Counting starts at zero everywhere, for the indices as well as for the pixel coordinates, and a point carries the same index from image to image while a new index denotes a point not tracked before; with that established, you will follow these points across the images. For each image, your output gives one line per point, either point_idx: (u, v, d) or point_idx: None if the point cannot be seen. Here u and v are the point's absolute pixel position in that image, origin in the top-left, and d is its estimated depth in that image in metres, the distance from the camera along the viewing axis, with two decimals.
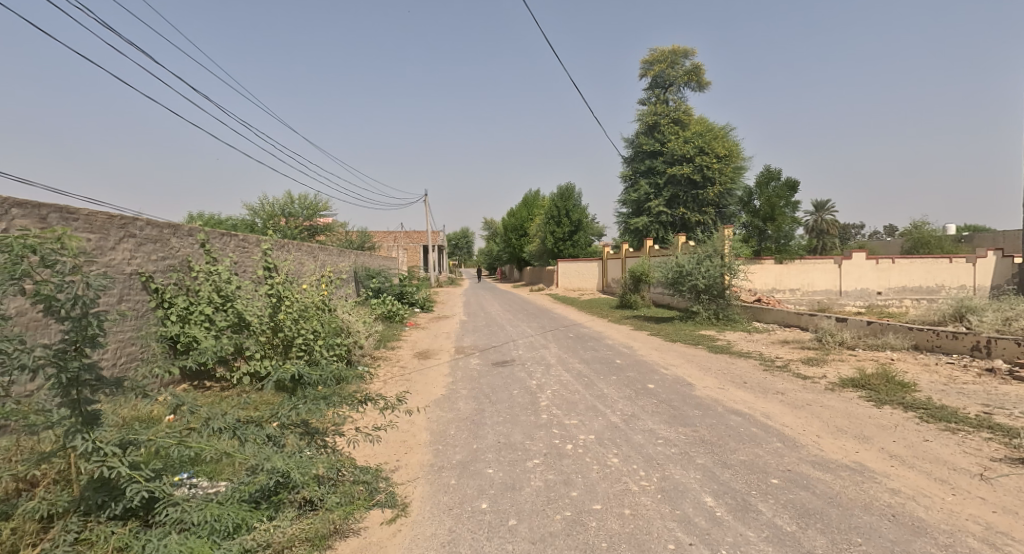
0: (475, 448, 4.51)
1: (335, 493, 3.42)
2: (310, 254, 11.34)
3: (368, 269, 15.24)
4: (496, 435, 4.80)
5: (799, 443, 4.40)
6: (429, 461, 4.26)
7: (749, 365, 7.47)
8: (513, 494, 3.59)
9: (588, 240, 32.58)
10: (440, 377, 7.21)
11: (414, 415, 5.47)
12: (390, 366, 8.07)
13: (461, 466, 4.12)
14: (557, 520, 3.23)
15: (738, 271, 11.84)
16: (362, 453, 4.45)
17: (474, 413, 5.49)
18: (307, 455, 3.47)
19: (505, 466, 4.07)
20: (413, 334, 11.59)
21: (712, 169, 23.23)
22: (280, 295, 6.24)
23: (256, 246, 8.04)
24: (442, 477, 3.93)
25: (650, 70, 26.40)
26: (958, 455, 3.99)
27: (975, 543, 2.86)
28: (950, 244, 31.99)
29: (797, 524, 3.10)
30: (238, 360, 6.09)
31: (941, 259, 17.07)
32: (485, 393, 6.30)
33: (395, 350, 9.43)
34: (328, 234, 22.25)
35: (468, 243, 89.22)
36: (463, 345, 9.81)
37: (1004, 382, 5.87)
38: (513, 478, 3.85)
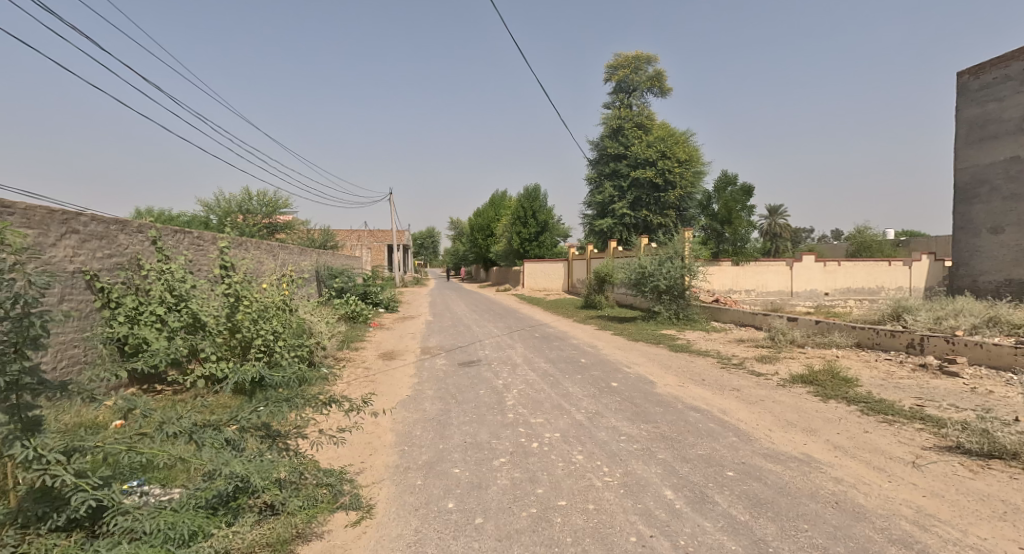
0: (441, 448, 4.57)
1: (298, 496, 3.41)
2: (270, 253, 11.08)
3: (331, 268, 14.96)
4: (463, 434, 4.87)
5: (752, 437, 4.66)
6: (395, 462, 4.30)
7: (706, 363, 7.77)
8: (478, 493, 3.67)
9: (555, 241, 32.85)
10: (406, 378, 7.21)
11: (380, 416, 5.48)
12: (354, 367, 8.00)
13: (427, 466, 4.18)
14: (523, 516, 3.34)
15: (697, 272, 12.25)
16: (325, 455, 4.45)
17: (441, 414, 5.54)
18: (269, 459, 3.45)
19: (471, 465, 4.16)
20: (378, 335, 11.50)
21: (673, 174, 23.92)
22: (239, 295, 6.19)
23: (212, 244, 7.81)
24: (408, 478, 3.98)
25: (614, 75, 26.88)
26: (894, 444, 4.31)
27: (906, 526, 3.10)
28: (889, 249, 34.03)
29: (750, 513, 3.32)
30: (192, 362, 5.99)
31: (880, 263, 18.21)
32: (452, 393, 6.35)
33: (359, 352, 9.31)
34: (289, 232, 21.71)
35: (434, 243, 89.37)
36: (428, 345, 9.79)
37: (935, 377, 6.32)
38: (480, 477, 3.93)
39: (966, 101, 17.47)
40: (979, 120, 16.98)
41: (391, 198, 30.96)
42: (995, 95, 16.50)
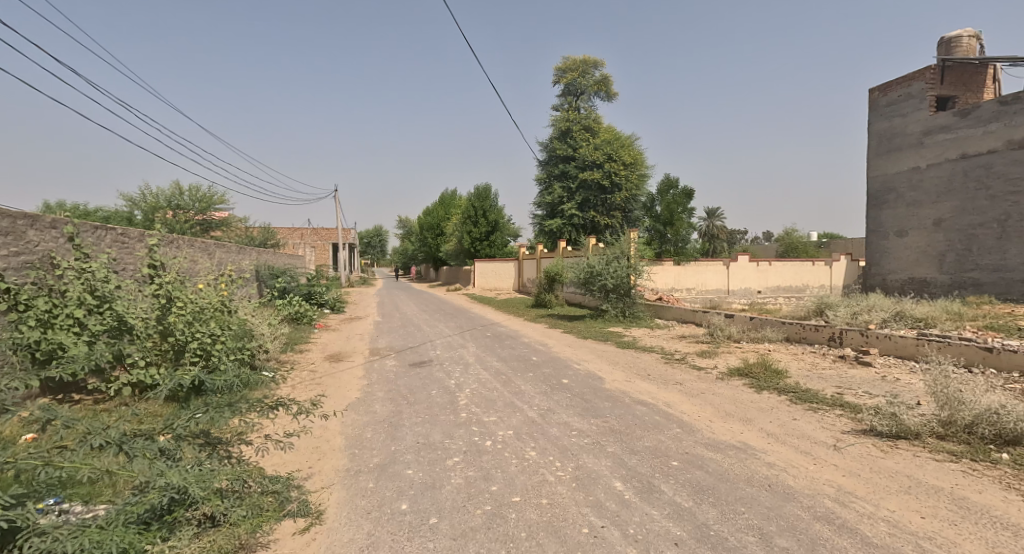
0: (394, 449, 4.59)
1: (241, 506, 3.32)
2: (205, 252, 10.59)
3: (272, 268, 14.44)
4: (416, 435, 4.91)
5: (694, 428, 4.98)
6: (345, 466, 4.29)
7: (651, 359, 8.15)
8: (433, 493, 3.74)
9: (506, 241, 33.05)
10: (355, 380, 7.13)
11: (329, 420, 5.42)
12: (299, 370, 7.81)
13: (379, 469, 4.19)
14: (478, 514, 3.43)
15: (642, 272, 12.75)
16: (270, 461, 4.38)
17: (392, 415, 5.54)
18: (209, 468, 3.35)
19: (424, 466, 4.21)
20: (324, 336, 11.24)
21: (619, 176, 24.67)
22: (171, 296, 6.02)
23: (139, 241, 7.44)
24: (359, 482, 3.98)
25: (562, 78, 27.34)
26: (819, 429, 4.73)
27: (828, 502, 3.41)
28: (813, 249, 36.70)
29: (693, 500, 3.57)
30: (117, 369, 5.58)
31: (806, 263, 19.60)
32: (403, 394, 6.35)
33: (304, 354, 9.07)
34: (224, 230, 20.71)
35: (381, 242, 87.73)
36: (378, 347, 9.67)
37: (852, 366, 6.94)
38: (433, 477, 3.99)
39: (877, 115, 19.04)
40: (887, 133, 18.55)
41: (335, 195, 30.13)
42: (900, 111, 18.09)
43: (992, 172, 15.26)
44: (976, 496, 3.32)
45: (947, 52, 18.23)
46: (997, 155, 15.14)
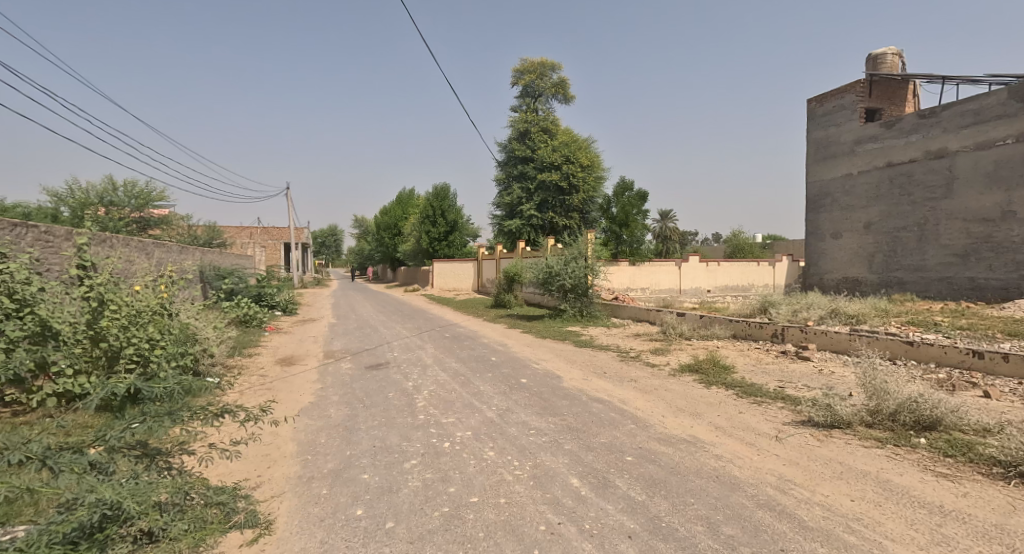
0: (349, 454, 4.52)
1: (182, 519, 3.16)
2: (142, 251, 10.08)
3: (218, 268, 13.89)
4: (372, 439, 4.86)
5: (647, 423, 5.16)
6: (297, 472, 4.16)
7: (608, 357, 8.37)
8: (389, 497, 3.71)
9: (464, 241, 32.96)
10: (308, 384, 6.99)
11: (280, 426, 5.27)
12: (248, 375, 7.56)
13: (334, 474, 4.10)
14: (435, 516, 3.44)
15: (599, 272, 13.02)
16: (215, 472, 4.19)
17: (347, 419, 5.46)
18: (147, 482, 3.12)
19: (381, 470, 4.16)
20: (274, 339, 10.93)
21: (576, 178, 25.06)
22: (104, 299, 5.62)
23: (66, 241, 7.02)
24: (311, 488, 3.88)
25: (520, 80, 27.54)
26: (762, 421, 5.00)
27: (769, 490, 3.63)
28: (758, 250, 38.51)
29: (646, 493, 3.72)
30: (40, 378, 5.31)
31: (752, 263, 20.53)
32: (359, 397, 6.28)
33: (254, 358, 8.79)
34: (163, 229, 19.73)
35: (336, 241, 85.74)
36: (333, 349, 9.48)
37: (793, 361, 7.36)
38: (391, 480, 3.96)
39: (814, 124, 20.16)
40: (823, 141, 19.67)
41: (287, 194, 29.22)
42: (834, 121, 19.22)
43: (915, 179, 16.45)
44: (899, 478, 3.61)
45: (875, 68, 19.57)
46: (918, 163, 16.36)
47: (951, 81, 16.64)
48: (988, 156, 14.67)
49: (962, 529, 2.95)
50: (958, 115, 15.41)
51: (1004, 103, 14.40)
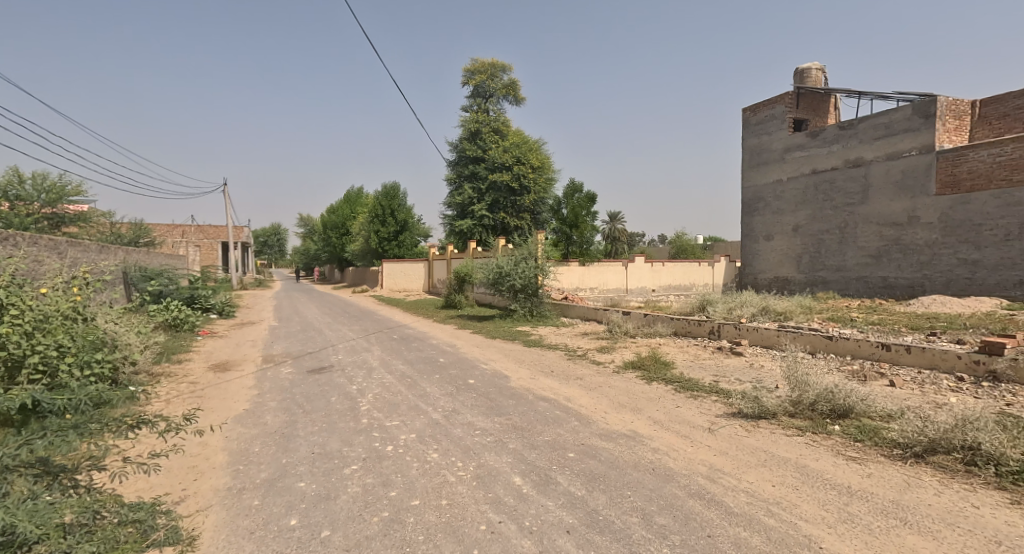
0: (285, 462, 4.38)
1: (91, 541, 2.78)
2: (53, 251, 9.36)
3: (144, 269, 13.10)
4: (310, 445, 4.73)
5: (591, 420, 5.28)
6: (226, 484, 3.99)
7: (555, 356, 8.50)
8: (326, 505, 3.62)
9: (415, 241, 32.58)
10: (244, 391, 6.71)
11: (209, 436, 5.03)
12: (175, 383, 7.17)
13: (267, 484, 3.96)
14: (374, 522, 3.40)
15: (548, 272, 13.18)
16: (133, 488, 3.95)
17: (284, 426, 5.29)
18: (47, 502, 2.79)
19: (318, 477, 4.06)
20: (208, 344, 10.42)
21: (527, 179, 25.26)
22: (4, 304, 5.22)
23: None
24: (242, 500, 3.72)
25: (471, 80, 27.50)
26: (697, 414, 5.23)
27: (700, 479, 3.80)
28: (700, 251, 40.18)
29: (586, 488, 3.81)
30: None
31: (693, 263, 21.39)
32: (299, 403, 6.09)
33: (184, 365, 8.34)
34: (81, 227, 18.38)
35: (280, 240, 82.85)
36: (272, 353, 9.17)
37: (728, 356, 7.71)
38: (328, 487, 3.88)
39: (748, 132, 21.18)
40: (756, 148, 20.71)
41: (224, 191, 27.86)
42: (766, 130, 20.27)
43: (838, 186, 17.60)
44: (815, 463, 3.86)
45: (801, 81, 20.83)
46: (839, 171, 17.56)
47: (866, 96, 17.92)
48: (898, 165, 15.81)
49: (865, 506, 3.20)
50: (872, 128, 16.56)
51: (910, 117, 15.57)
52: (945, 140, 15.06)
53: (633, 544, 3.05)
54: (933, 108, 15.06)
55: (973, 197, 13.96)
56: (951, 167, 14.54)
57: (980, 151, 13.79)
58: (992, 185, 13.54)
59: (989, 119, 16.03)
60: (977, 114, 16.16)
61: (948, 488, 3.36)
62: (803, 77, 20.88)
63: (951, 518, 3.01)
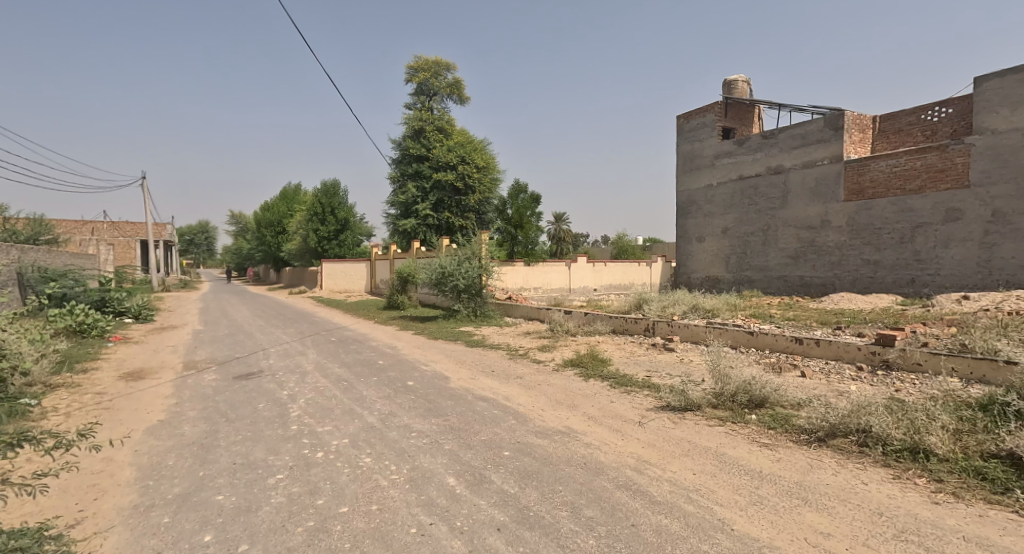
0: (201, 475, 4.14)
1: None
2: None
3: (46, 271, 12.02)
4: (232, 455, 4.50)
5: (527, 418, 5.32)
6: (133, 502, 3.71)
7: (497, 356, 8.51)
8: (246, 517, 3.45)
9: (357, 240, 31.82)
10: (159, 400, 6.29)
11: (116, 451, 4.68)
12: (79, 395, 6.61)
13: (180, 499, 3.72)
14: (298, 532, 3.27)
15: (492, 272, 13.21)
16: (20, 514, 3.59)
17: (203, 436, 5.00)
18: None
19: (239, 489, 3.86)
20: (120, 351, 9.68)
21: (472, 179, 25.24)
22: None
23: None
24: (149, 519, 3.48)
25: (414, 77, 27.12)
26: (629, 409, 5.37)
27: (628, 471, 3.90)
28: (641, 252, 41.53)
29: (519, 486, 3.82)
30: None
31: (632, 263, 22.06)
32: (221, 411, 5.78)
33: (90, 374, 7.71)
34: None
35: (207, 238, 78.47)
36: (194, 360, 8.65)
37: (662, 352, 7.98)
38: (249, 499, 3.69)
39: (682, 139, 22.04)
40: (689, 154, 21.58)
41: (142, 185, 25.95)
42: (698, 136, 21.17)
43: (761, 191, 18.64)
44: (733, 451, 4.05)
45: (728, 92, 21.92)
46: (763, 177, 18.60)
47: (785, 109, 19.09)
48: (813, 173, 16.94)
49: (774, 489, 3.39)
50: (790, 137, 17.61)
51: (822, 129, 16.73)
52: (852, 151, 16.33)
53: (561, 537, 3.09)
54: (842, 121, 16.24)
55: (874, 203, 15.35)
56: (856, 176, 15.82)
57: (880, 161, 15.23)
58: (890, 193, 15.00)
59: (887, 133, 17.47)
60: (876, 129, 17.62)
61: (843, 468, 3.64)
62: (730, 87, 21.98)
63: (845, 495, 3.25)
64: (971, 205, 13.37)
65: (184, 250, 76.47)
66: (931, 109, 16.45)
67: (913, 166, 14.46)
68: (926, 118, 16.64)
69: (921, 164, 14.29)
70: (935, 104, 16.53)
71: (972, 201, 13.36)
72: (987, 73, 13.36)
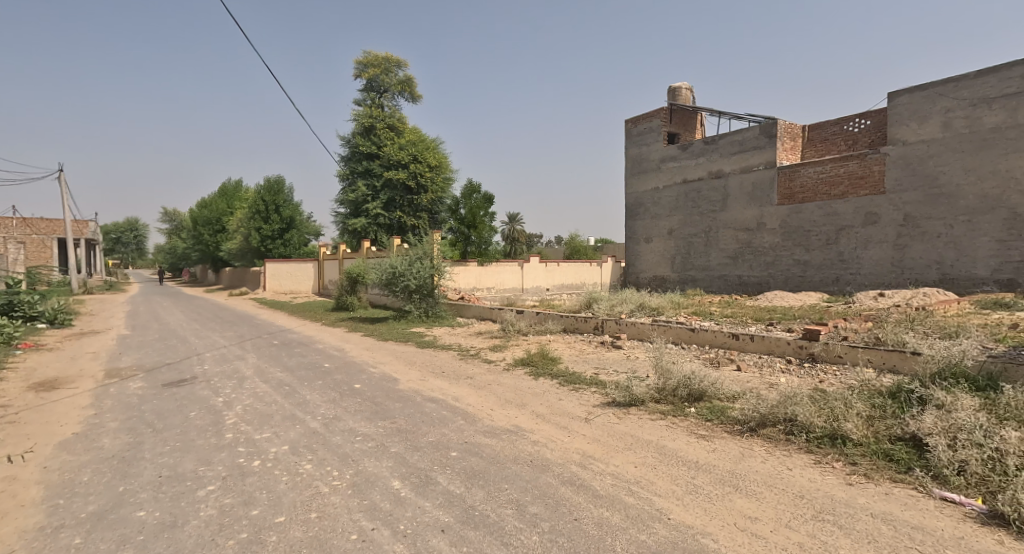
0: (121, 490, 3.87)
1: None
2: None
3: None
4: (158, 468, 4.25)
5: (476, 418, 5.29)
6: (40, 524, 3.43)
7: (448, 356, 8.44)
8: (171, 533, 3.25)
9: (303, 239, 30.88)
10: (77, 412, 5.85)
11: (24, 469, 4.31)
12: None
13: (96, 518, 3.47)
14: (229, 546, 3.12)
15: (444, 272, 13.11)
16: None
17: (126, 449, 4.69)
18: None
19: (164, 503, 3.64)
20: (33, 359, 8.94)
21: (424, 178, 25.00)
22: None
23: None
24: (59, 540, 3.22)
25: (363, 72, 26.56)
26: (577, 406, 5.44)
27: (573, 467, 3.95)
28: (592, 252, 42.27)
29: (466, 486, 3.79)
30: None
31: (584, 263, 22.44)
32: (148, 421, 5.44)
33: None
34: None
35: (137, 237, 73.84)
36: (118, 367, 8.10)
37: (610, 349, 8.14)
38: (175, 514, 3.49)
39: (630, 142, 22.57)
40: (637, 157, 22.14)
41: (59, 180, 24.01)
42: (644, 140, 21.75)
43: (704, 195, 19.35)
44: (673, 443, 4.17)
45: (673, 99, 22.65)
46: (705, 181, 19.30)
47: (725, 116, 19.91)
48: (750, 178, 17.74)
49: (708, 478, 3.51)
50: (729, 143, 18.36)
51: (757, 137, 17.53)
52: (784, 158, 17.21)
53: (506, 535, 3.08)
54: (775, 130, 17.05)
55: (804, 207, 16.24)
56: (788, 182, 16.67)
57: (809, 168, 16.11)
58: (817, 198, 15.91)
59: (815, 142, 18.54)
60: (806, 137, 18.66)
61: (772, 455, 3.81)
62: (675, 94, 22.72)
63: (772, 481, 3.40)
64: (886, 210, 14.38)
65: (113, 249, 71.71)
66: (853, 120, 17.49)
67: (837, 173, 15.41)
68: (848, 129, 17.73)
69: (844, 171, 15.25)
70: (857, 116, 17.58)
71: (887, 206, 14.37)
72: (898, 89, 14.29)
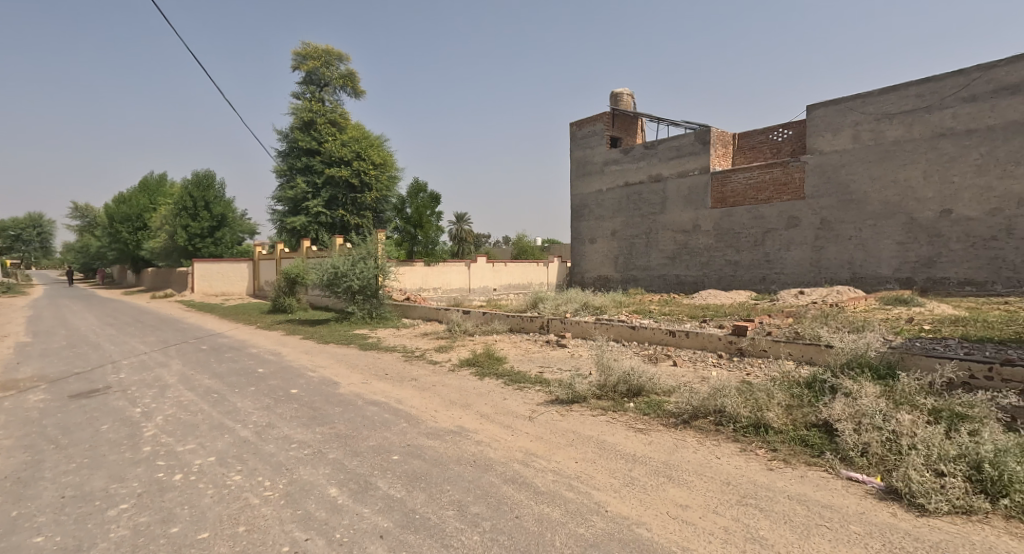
0: (16, 514, 3.52)
1: None
2: None
3: None
4: (63, 487, 3.90)
5: (419, 420, 5.19)
6: None
7: (391, 358, 8.26)
8: None
9: (235, 238, 29.41)
10: None
11: None
12: None
13: None
14: None
15: (389, 272, 12.83)
16: None
17: (25, 468, 4.28)
18: None
19: (68, 526, 3.35)
20: None
21: (368, 176, 24.46)
22: None
23: None
24: None
25: (302, 65, 25.62)
26: (521, 405, 5.45)
27: (514, 465, 3.95)
28: (540, 252, 42.66)
29: (406, 489, 3.71)
30: None
31: (530, 263, 22.63)
32: (52, 436, 4.99)
33: None
34: None
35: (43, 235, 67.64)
36: (18, 378, 7.38)
37: (555, 348, 8.23)
38: (81, 537, 3.21)
39: (574, 145, 22.95)
40: (581, 160, 22.55)
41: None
42: (588, 143, 22.19)
43: (644, 198, 19.96)
44: (612, 437, 4.26)
45: (614, 104, 23.24)
46: (646, 184, 19.91)
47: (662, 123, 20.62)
48: (686, 182, 18.46)
49: (644, 470, 3.61)
50: (668, 149, 19.05)
51: (693, 143, 18.28)
52: (716, 164, 18.03)
53: (446, 537, 3.03)
54: (708, 136, 17.84)
55: (734, 210, 17.07)
56: (720, 186, 17.48)
57: (738, 174, 16.96)
58: (746, 201, 16.76)
59: (744, 149, 19.54)
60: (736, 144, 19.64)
61: (702, 445, 3.97)
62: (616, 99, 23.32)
63: (701, 470, 3.54)
64: (805, 214, 15.37)
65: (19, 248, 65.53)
66: (777, 130, 18.53)
67: (763, 179, 16.32)
68: (773, 138, 18.76)
69: (769, 177, 16.17)
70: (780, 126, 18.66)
71: (806, 211, 15.36)
72: (815, 102, 15.25)
